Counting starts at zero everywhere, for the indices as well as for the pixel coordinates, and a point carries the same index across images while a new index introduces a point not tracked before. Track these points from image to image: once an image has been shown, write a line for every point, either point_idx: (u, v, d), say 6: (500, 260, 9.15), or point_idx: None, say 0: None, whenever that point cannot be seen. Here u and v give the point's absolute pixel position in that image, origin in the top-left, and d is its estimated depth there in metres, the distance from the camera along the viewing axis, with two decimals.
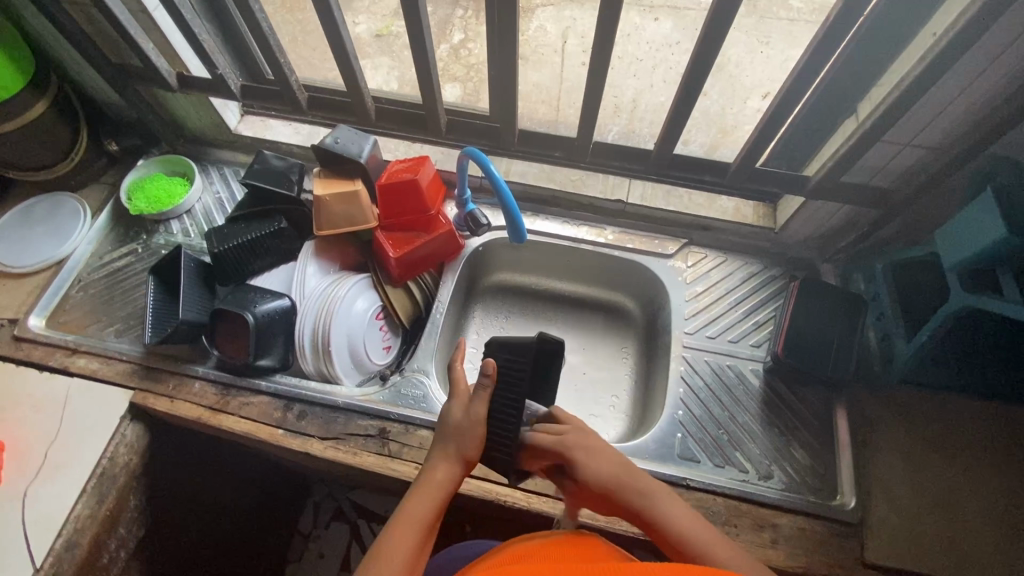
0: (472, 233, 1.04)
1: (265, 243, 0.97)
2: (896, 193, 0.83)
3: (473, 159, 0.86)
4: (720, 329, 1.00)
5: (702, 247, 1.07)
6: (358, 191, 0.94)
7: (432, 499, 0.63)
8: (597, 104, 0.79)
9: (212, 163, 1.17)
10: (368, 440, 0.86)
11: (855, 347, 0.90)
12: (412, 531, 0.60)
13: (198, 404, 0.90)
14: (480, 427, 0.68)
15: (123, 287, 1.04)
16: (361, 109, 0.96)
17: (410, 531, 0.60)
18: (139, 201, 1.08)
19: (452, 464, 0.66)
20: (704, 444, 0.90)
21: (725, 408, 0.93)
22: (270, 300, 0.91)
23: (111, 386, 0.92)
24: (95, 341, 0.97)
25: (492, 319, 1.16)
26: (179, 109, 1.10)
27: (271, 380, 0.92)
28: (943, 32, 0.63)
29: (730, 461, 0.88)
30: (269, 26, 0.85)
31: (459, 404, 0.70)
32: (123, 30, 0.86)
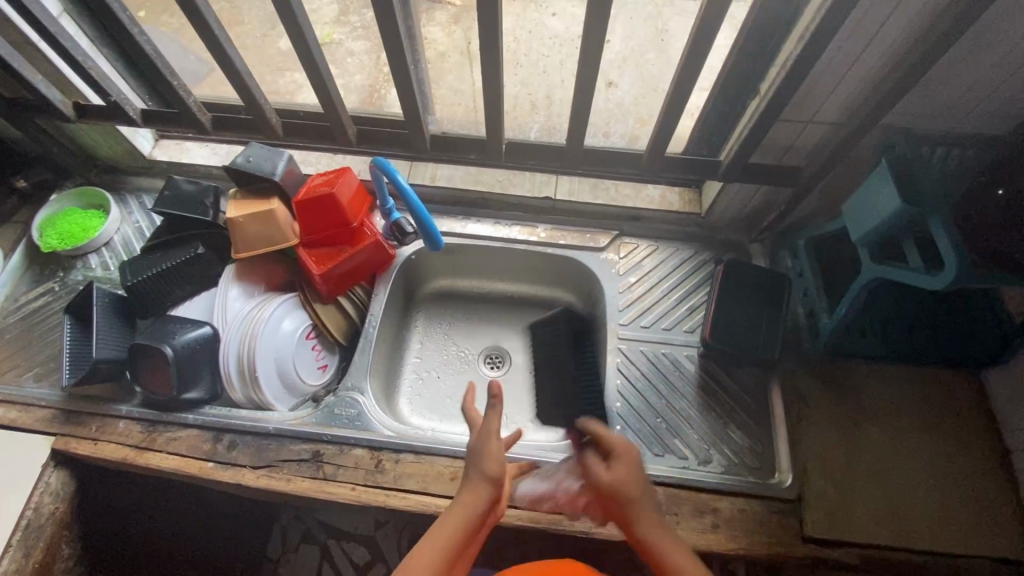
0: (399, 243, 1.01)
1: (183, 271, 0.94)
2: (806, 169, 0.84)
3: (381, 170, 0.84)
4: (655, 317, 1.00)
5: (633, 237, 1.07)
6: (273, 210, 0.91)
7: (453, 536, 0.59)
8: (496, 104, 0.78)
9: (130, 191, 1.13)
10: (302, 465, 0.85)
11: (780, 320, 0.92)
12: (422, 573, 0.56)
13: (124, 444, 0.87)
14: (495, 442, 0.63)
15: (40, 329, 1.00)
16: (267, 126, 0.93)
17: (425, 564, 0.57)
18: (51, 238, 1.04)
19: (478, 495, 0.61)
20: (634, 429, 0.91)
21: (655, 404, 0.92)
22: (190, 329, 0.88)
23: (31, 433, 0.89)
24: (13, 389, 0.93)
25: (434, 327, 1.15)
26: (86, 139, 1.06)
27: (199, 412, 0.90)
28: (818, 10, 0.64)
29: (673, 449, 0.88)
30: (154, 49, 0.82)
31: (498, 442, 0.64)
32: (3, 64, 0.82)
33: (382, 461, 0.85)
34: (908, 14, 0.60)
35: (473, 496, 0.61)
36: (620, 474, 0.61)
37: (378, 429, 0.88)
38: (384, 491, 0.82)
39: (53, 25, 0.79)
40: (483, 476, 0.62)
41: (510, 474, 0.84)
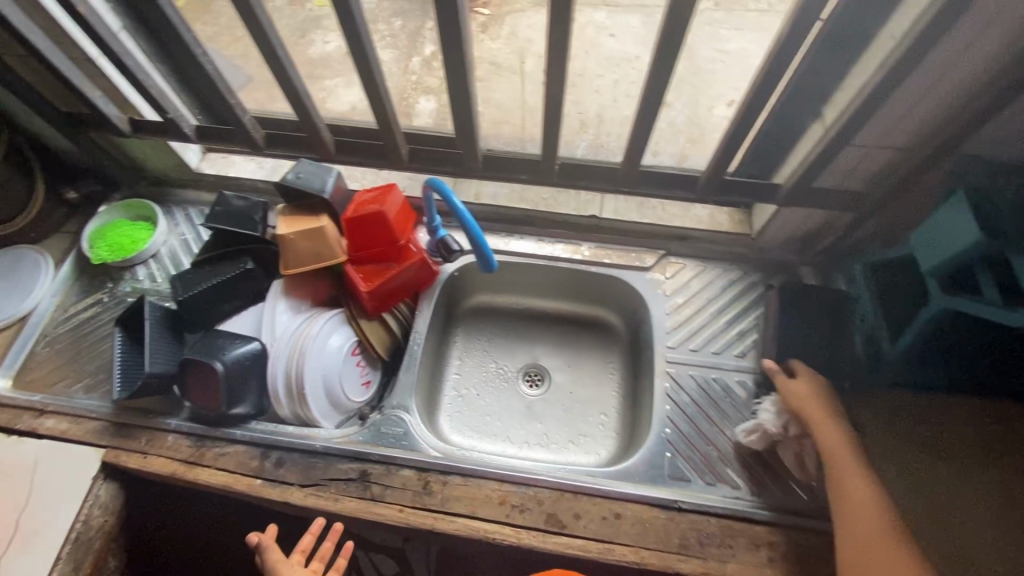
0: (444, 259, 1.00)
1: (232, 286, 0.94)
2: (869, 195, 0.82)
3: (435, 190, 0.83)
4: (704, 341, 0.98)
5: (680, 257, 1.05)
6: (322, 228, 0.92)
7: None
8: (557, 124, 0.76)
9: (176, 203, 1.13)
10: (349, 485, 0.84)
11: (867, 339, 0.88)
12: None
13: (173, 459, 0.87)
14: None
15: (90, 340, 1.00)
16: (320, 143, 0.93)
17: None
18: (101, 250, 1.05)
19: None
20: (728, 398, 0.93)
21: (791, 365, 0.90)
22: (240, 344, 0.88)
23: (81, 445, 0.89)
24: (64, 400, 0.94)
25: (474, 343, 1.15)
26: (137, 153, 1.07)
27: (247, 428, 0.90)
28: (897, 36, 0.62)
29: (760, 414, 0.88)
30: (214, 67, 0.83)
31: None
32: (65, 80, 0.83)
33: (429, 482, 0.84)
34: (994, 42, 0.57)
35: None
36: (798, 390, 0.85)
37: (425, 449, 0.87)
38: (431, 513, 0.82)
39: (116, 44, 0.79)
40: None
41: (559, 500, 0.83)
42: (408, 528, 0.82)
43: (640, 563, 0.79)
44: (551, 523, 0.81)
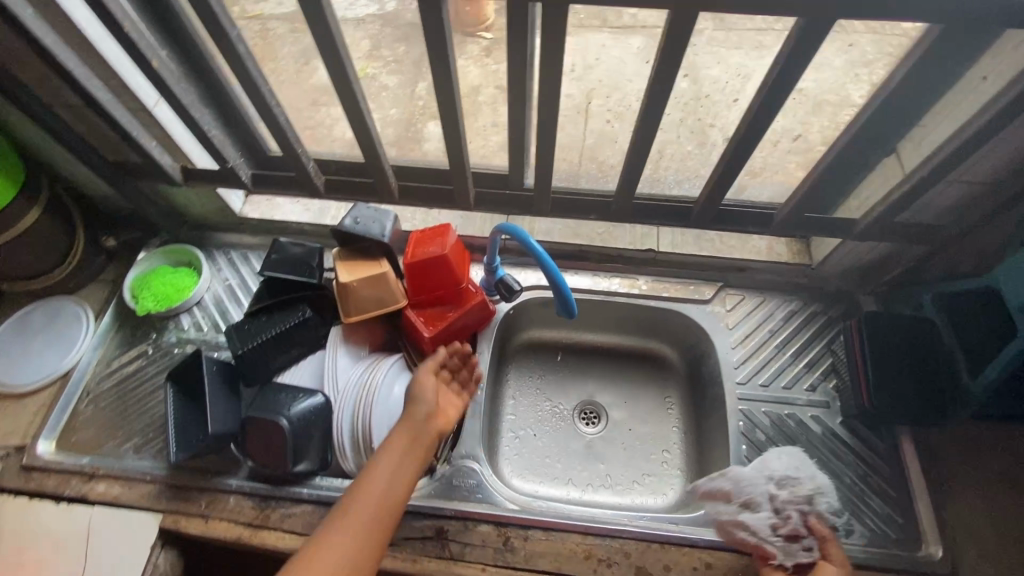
0: (504, 299, 0.96)
1: (291, 336, 0.91)
2: (946, 228, 0.81)
3: (511, 235, 0.82)
4: (772, 375, 0.96)
5: (738, 289, 1.04)
6: (385, 274, 0.89)
7: (402, 462, 0.71)
8: (642, 163, 0.75)
9: (218, 248, 1.10)
10: (426, 543, 0.80)
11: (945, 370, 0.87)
12: (373, 504, 0.67)
13: (237, 522, 0.83)
14: (423, 386, 0.80)
15: (135, 396, 0.96)
16: (384, 189, 0.91)
17: (370, 497, 0.68)
18: (146, 300, 1.01)
19: (414, 426, 0.75)
20: (757, 481, 0.76)
21: (817, 482, 0.76)
22: (304, 398, 0.85)
23: (137, 510, 0.85)
24: (113, 461, 0.89)
25: (526, 380, 1.11)
26: (181, 199, 1.04)
27: (312, 485, 0.86)
28: (998, 79, 0.61)
29: (751, 512, 0.75)
30: (286, 118, 0.80)
31: (428, 386, 0.80)
32: (123, 132, 0.80)
33: (510, 538, 0.80)
34: None
35: (410, 429, 0.75)
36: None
37: (503, 503, 0.84)
38: (516, 571, 0.79)
39: (183, 95, 0.77)
40: (417, 400, 0.78)
41: (645, 551, 0.79)
42: None
43: None
44: None
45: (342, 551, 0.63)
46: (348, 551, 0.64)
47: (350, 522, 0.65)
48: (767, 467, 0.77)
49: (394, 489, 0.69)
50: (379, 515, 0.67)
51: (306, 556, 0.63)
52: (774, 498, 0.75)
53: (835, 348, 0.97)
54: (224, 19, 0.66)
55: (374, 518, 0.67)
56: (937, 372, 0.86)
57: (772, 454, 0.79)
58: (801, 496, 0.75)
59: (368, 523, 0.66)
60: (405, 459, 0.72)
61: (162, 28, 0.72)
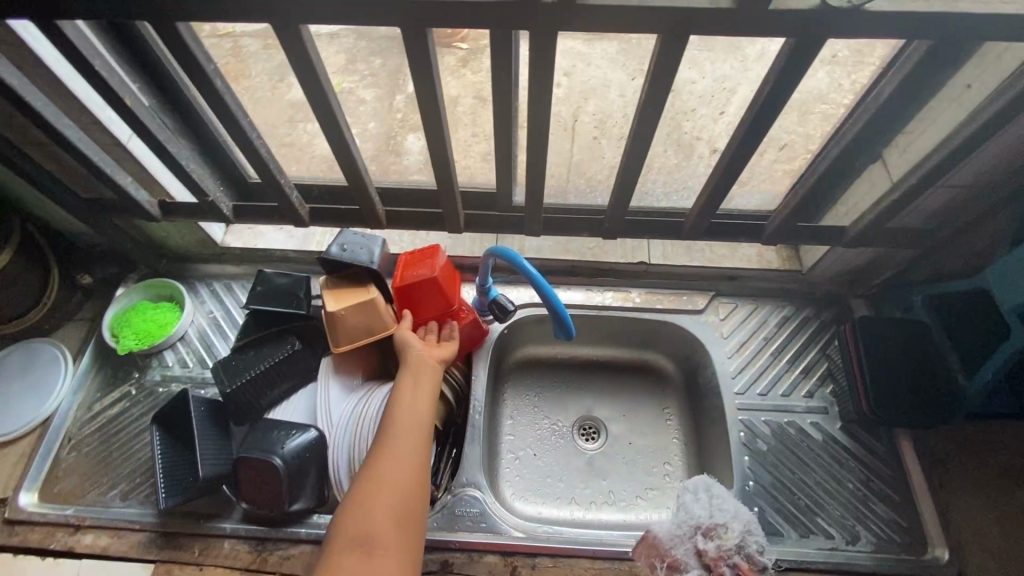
0: (497, 319, 0.95)
1: (281, 369, 0.88)
2: (933, 232, 0.82)
3: (503, 257, 0.81)
4: (770, 383, 0.96)
5: (731, 297, 1.04)
6: (375, 301, 0.86)
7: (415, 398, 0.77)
8: (633, 183, 0.75)
9: (200, 279, 1.07)
10: None
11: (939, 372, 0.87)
12: (403, 437, 0.73)
13: (234, 567, 0.80)
14: (410, 338, 0.85)
15: (120, 439, 0.92)
16: (370, 215, 0.89)
17: (399, 431, 0.73)
18: (127, 338, 0.97)
19: (416, 371, 0.81)
20: (680, 537, 0.69)
21: (743, 522, 0.69)
22: (297, 434, 0.82)
23: (128, 561, 0.81)
24: (100, 511, 0.85)
25: (523, 399, 1.10)
26: (159, 232, 1.00)
27: (310, 523, 0.83)
28: (982, 88, 0.62)
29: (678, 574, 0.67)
30: (267, 149, 0.78)
31: (413, 338, 0.85)
32: (97, 170, 0.77)
33: (518, 566, 0.79)
34: None
35: (414, 374, 0.81)
36: None
37: (508, 530, 0.82)
38: None
39: (158, 130, 0.74)
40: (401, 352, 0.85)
41: None
42: None
43: None
44: None
45: (389, 477, 0.68)
46: (393, 474, 0.69)
47: (387, 454, 0.71)
48: (688, 514, 0.71)
49: (416, 421, 0.75)
50: (411, 444, 0.73)
51: (356, 493, 0.67)
52: (703, 553, 0.67)
53: (829, 353, 0.98)
54: (199, 53, 0.64)
55: (407, 449, 0.72)
56: (936, 374, 0.86)
57: (692, 496, 0.72)
58: (728, 547, 0.67)
59: (402, 453, 0.71)
60: (418, 397, 0.78)
61: (135, 64, 0.70)
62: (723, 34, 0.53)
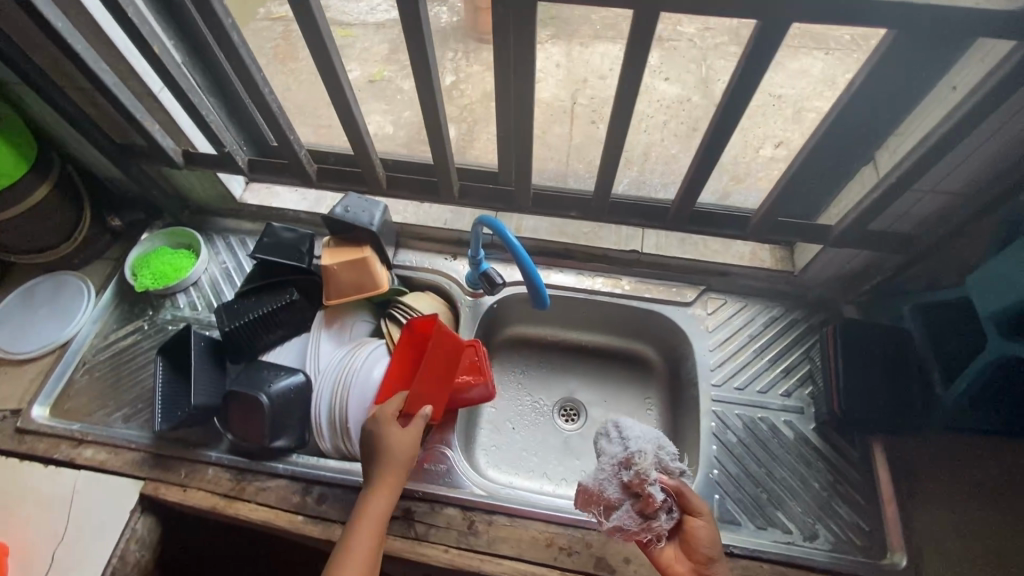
0: (488, 292, 0.99)
1: (277, 317, 0.94)
2: (921, 238, 0.82)
3: (489, 227, 0.84)
4: (748, 379, 0.97)
5: (720, 293, 1.05)
6: (367, 259, 0.92)
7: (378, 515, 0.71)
8: (615, 162, 0.77)
9: (217, 232, 1.14)
10: (393, 522, 0.82)
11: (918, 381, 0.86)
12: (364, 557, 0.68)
13: (214, 492, 0.86)
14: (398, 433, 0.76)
15: (129, 368, 1.00)
16: (371, 179, 0.94)
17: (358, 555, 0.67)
18: (144, 277, 1.05)
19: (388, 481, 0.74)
20: (605, 474, 0.70)
21: (656, 444, 0.70)
22: (284, 377, 0.88)
23: (121, 477, 0.88)
24: (102, 429, 0.92)
25: (509, 375, 1.13)
26: (183, 182, 1.08)
27: (288, 461, 0.88)
28: (964, 88, 0.62)
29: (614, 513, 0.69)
30: (279, 106, 0.84)
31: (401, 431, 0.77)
32: (127, 114, 0.84)
33: (475, 522, 0.82)
34: None
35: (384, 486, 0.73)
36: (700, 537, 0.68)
37: (470, 488, 0.85)
38: (477, 555, 0.80)
39: (183, 80, 0.81)
40: (400, 465, 0.74)
41: (607, 542, 0.80)
42: (454, 568, 0.80)
43: None
44: (602, 567, 0.79)
45: None
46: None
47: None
48: (606, 454, 0.70)
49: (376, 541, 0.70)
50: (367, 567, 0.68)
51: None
52: (626, 483, 0.68)
53: (812, 355, 0.98)
54: (218, 7, 0.70)
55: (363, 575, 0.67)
56: (910, 382, 0.86)
57: (605, 438, 0.72)
58: (647, 471, 0.67)
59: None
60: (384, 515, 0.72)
61: (166, 17, 0.76)
62: (694, 14, 0.56)
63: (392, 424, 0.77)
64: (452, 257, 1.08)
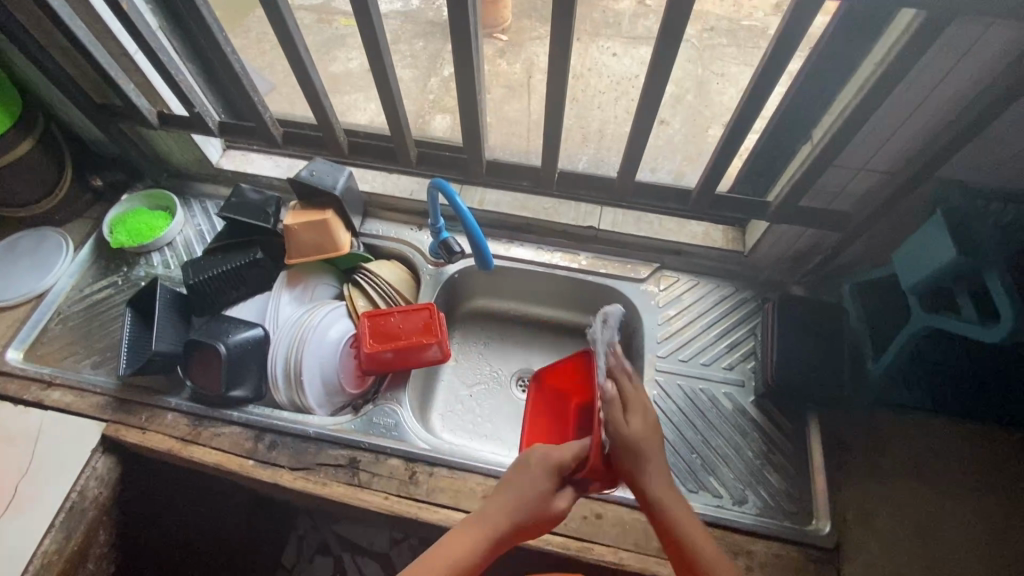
0: (445, 260, 1.04)
1: (241, 274, 0.98)
2: (856, 216, 0.84)
3: (440, 191, 0.88)
4: (693, 352, 1.00)
5: (674, 271, 1.08)
6: (327, 221, 0.96)
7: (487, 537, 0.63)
8: (557, 132, 0.81)
9: (194, 196, 1.18)
10: (338, 470, 0.87)
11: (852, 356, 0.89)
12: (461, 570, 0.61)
13: (170, 436, 0.90)
14: (548, 482, 0.66)
15: (101, 320, 1.04)
16: (334, 143, 0.98)
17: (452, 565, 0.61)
18: (120, 235, 1.09)
19: (518, 509, 0.65)
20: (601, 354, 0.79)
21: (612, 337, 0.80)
22: (244, 329, 0.92)
23: (85, 418, 0.92)
24: (71, 374, 0.97)
25: (470, 346, 1.15)
26: (162, 146, 1.12)
27: (244, 410, 0.92)
28: (881, 62, 0.65)
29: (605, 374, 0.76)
30: (243, 66, 0.87)
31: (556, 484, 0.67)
32: (102, 71, 0.88)
33: (416, 473, 0.86)
34: (969, 69, 0.60)
35: (514, 504, 0.65)
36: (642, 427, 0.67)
37: (415, 441, 0.89)
38: (415, 503, 0.84)
39: (154, 40, 0.85)
40: (511, 509, 0.65)
41: None
42: (392, 515, 0.84)
43: (618, 564, 0.79)
44: None
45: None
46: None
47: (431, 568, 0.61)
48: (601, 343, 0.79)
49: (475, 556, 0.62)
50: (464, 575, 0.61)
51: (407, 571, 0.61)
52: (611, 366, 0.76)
53: (756, 332, 1.01)
54: None
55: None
56: (845, 358, 0.89)
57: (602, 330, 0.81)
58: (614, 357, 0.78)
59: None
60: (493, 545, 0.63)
61: None
62: None
63: (544, 477, 0.67)
64: (417, 228, 1.12)
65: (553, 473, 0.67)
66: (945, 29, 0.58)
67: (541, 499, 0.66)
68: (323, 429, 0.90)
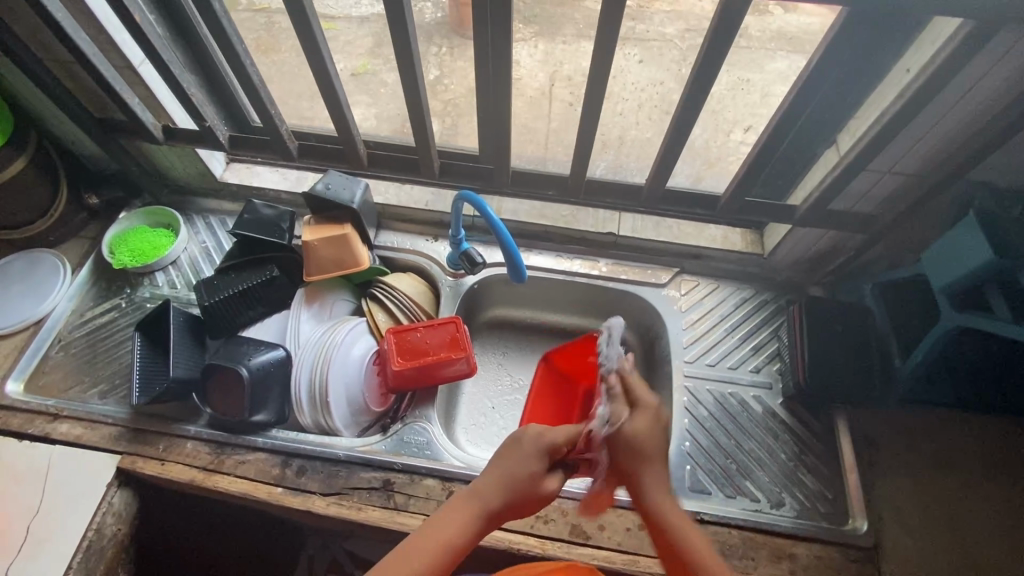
0: (468, 272, 1.01)
1: (258, 292, 0.95)
2: (880, 218, 0.86)
3: (468, 202, 0.86)
4: (719, 356, 1.01)
5: (694, 275, 1.08)
6: (347, 235, 0.94)
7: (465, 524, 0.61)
8: (590, 140, 0.81)
9: (197, 212, 1.14)
10: (372, 493, 0.84)
11: (879, 355, 0.90)
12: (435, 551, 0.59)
13: (192, 466, 0.87)
14: (535, 462, 0.63)
15: (106, 346, 0.99)
16: (353, 155, 0.96)
17: (429, 545, 0.59)
18: (122, 256, 1.04)
19: (497, 491, 0.62)
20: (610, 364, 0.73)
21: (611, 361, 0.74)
22: (265, 351, 0.88)
23: (98, 451, 0.88)
24: (78, 404, 0.92)
25: (489, 356, 1.13)
26: (163, 160, 1.07)
27: (268, 435, 0.89)
28: (916, 70, 0.66)
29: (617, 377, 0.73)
30: (260, 79, 0.85)
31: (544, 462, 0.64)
32: (108, 87, 0.84)
33: (453, 492, 0.84)
34: (1002, 77, 0.62)
35: (492, 486, 0.62)
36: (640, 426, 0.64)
37: (448, 459, 0.87)
38: None
39: (165, 53, 0.82)
40: (493, 480, 0.62)
41: (582, 510, 0.83)
42: None
43: None
44: (576, 534, 0.81)
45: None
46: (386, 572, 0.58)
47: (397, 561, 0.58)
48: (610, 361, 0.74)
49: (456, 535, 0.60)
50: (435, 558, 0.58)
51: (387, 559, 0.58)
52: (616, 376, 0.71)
53: (780, 334, 1.01)
54: None
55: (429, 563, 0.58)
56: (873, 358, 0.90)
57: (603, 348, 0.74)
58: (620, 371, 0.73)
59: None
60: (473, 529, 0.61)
61: None
62: None
63: (529, 454, 0.64)
64: (433, 239, 1.10)
65: (543, 450, 0.64)
66: (985, 40, 0.59)
67: (530, 480, 0.63)
68: (355, 450, 0.87)
